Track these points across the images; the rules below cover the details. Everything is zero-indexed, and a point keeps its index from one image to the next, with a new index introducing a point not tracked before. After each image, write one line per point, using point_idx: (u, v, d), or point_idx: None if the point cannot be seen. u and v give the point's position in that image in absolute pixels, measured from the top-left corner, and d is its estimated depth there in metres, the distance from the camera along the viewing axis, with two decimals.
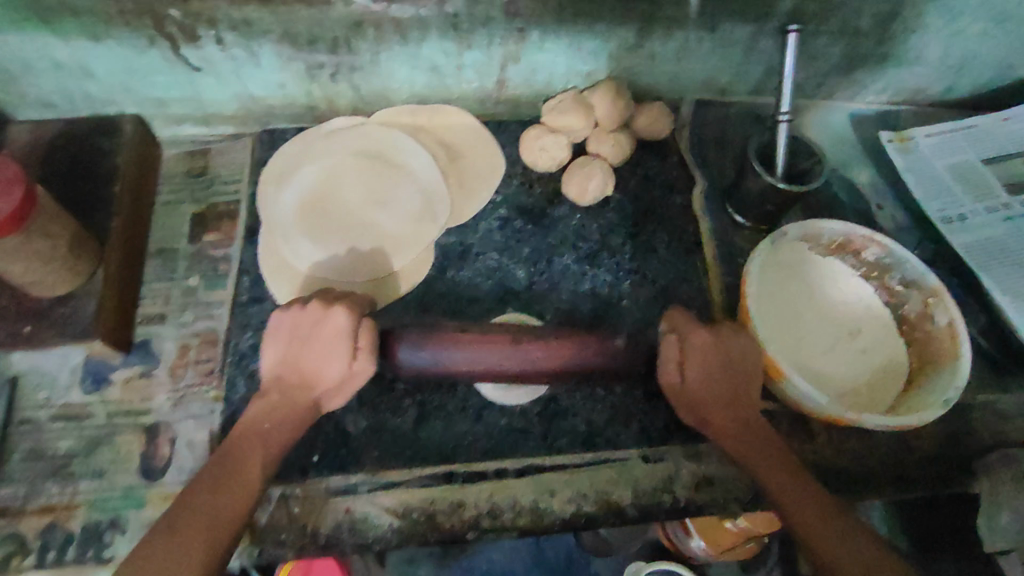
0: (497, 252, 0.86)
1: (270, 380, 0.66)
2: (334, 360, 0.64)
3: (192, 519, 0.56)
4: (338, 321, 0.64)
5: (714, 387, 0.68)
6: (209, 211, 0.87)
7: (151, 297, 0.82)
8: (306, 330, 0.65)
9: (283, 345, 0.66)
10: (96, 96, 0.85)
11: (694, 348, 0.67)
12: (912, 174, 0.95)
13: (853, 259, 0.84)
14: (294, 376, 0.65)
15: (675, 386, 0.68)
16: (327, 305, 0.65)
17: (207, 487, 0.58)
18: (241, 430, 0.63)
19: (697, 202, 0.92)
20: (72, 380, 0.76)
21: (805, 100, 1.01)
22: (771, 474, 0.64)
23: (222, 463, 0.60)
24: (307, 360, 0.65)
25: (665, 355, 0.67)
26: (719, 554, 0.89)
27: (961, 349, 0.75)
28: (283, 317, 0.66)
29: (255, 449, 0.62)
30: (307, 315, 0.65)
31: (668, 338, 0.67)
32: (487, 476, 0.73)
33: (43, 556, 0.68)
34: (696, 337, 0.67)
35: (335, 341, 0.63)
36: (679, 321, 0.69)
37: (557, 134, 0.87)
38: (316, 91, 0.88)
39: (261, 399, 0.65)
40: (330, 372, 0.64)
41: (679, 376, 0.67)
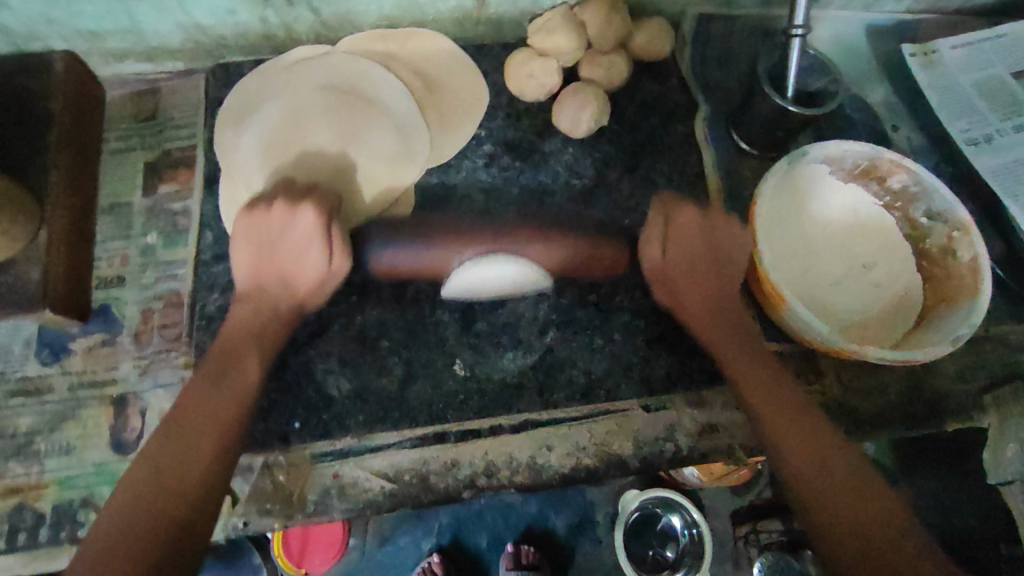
0: (483, 194, 0.79)
1: (248, 287, 0.65)
2: (310, 256, 0.64)
3: (194, 432, 0.56)
4: (305, 222, 0.63)
5: (695, 269, 0.70)
6: (163, 158, 0.79)
7: (107, 258, 0.75)
8: (274, 232, 0.64)
9: (253, 252, 0.65)
10: (17, 31, 0.74)
11: (680, 232, 0.70)
12: (935, 91, 0.87)
13: (878, 187, 0.78)
14: (273, 280, 0.65)
15: (656, 261, 0.71)
16: (291, 207, 0.63)
17: (215, 386, 0.59)
18: (226, 335, 0.63)
19: (699, 128, 0.84)
20: (27, 352, 0.70)
21: (820, 11, 0.91)
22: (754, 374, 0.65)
23: (207, 377, 0.59)
24: (282, 254, 0.64)
25: (649, 234, 0.72)
26: (712, 481, 0.86)
27: (983, 284, 0.71)
28: (247, 219, 0.64)
29: (244, 348, 0.62)
30: (274, 218, 0.63)
31: (655, 212, 0.72)
32: (481, 434, 0.70)
33: (13, 539, 0.65)
34: (684, 219, 0.70)
35: (310, 239, 0.63)
36: (669, 206, 0.72)
37: (545, 58, 0.78)
38: (271, 17, 0.77)
39: (240, 305, 0.64)
40: (310, 265, 0.64)
41: (659, 255, 0.71)
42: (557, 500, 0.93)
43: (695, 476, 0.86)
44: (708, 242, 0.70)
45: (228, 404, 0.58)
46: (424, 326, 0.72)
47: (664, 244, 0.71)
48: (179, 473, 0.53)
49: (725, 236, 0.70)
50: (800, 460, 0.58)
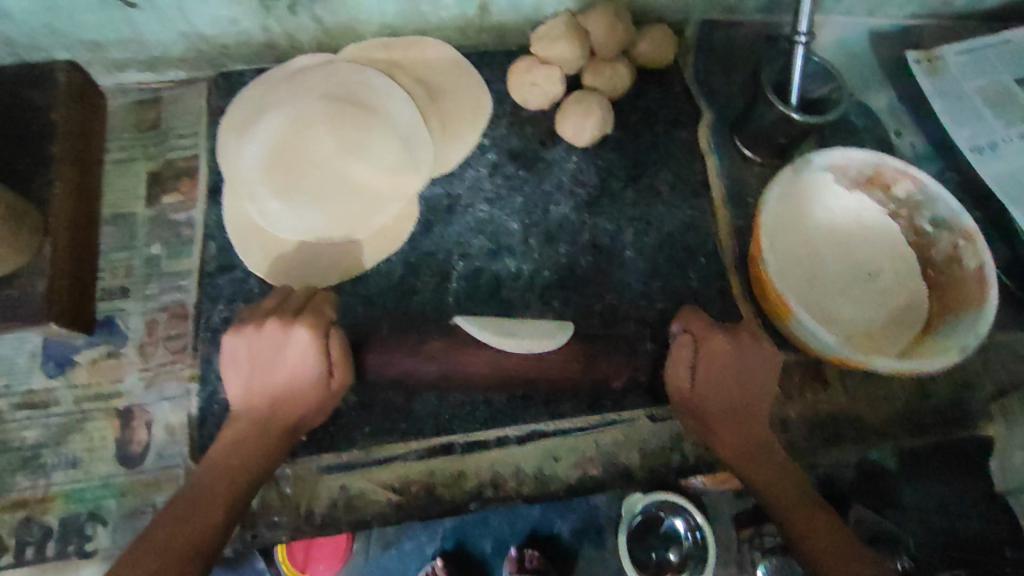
0: (487, 203, 0.79)
1: (241, 407, 0.63)
2: (306, 368, 0.62)
3: (158, 561, 0.53)
4: (300, 344, 0.61)
5: (725, 389, 0.64)
6: (166, 168, 0.79)
7: (111, 269, 0.75)
8: (268, 353, 0.62)
9: (245, 372, 0.63)
10: (18, 42, 0.74)
11: (710, 357, 0.64)
12: (939, 96, 0.87)
13: (883, 195, 0.78)
14: (267, 399, 0.62)
15: (683, 386, 0.65)
16: (286, 327, 0.61)
17: (259, 421, 0.62)
18: (213, 459, 0.60)
19: (703, 135, 0.84)
20: (32, 364, 0.70)
21: (823, 16, 0.90)
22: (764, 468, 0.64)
23: (186, 500, 0.58)
24: (276, 376, 0.62)
25: (679, 356, 0.65)
26: (716, 485, 0.87)
27: (989, 293, 0.70)
28: (237, 340, 0.63)
29: (227, 479, 0.59)
30: (264, 336, 0.61)
31: (682, 330, 0.66)
32: (488, 445, 0.70)
33: (21, 553, 0.65)
34: (714, 341, 0.64)
35: (306, 359, 0.61)
36: (696, 325, 0.66)
37: (549, 67, 0.78)
38: (273, 26, 0.77)
39: (233, 427, 0.62)
40: (305, 378, 0.62)
41: (690, 382, 0.64)
42: (563, 505, 0.93)
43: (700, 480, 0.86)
44: (739, 359, 0.64)
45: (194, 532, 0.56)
46: None
47: (694, 365, 0.65)
48: None
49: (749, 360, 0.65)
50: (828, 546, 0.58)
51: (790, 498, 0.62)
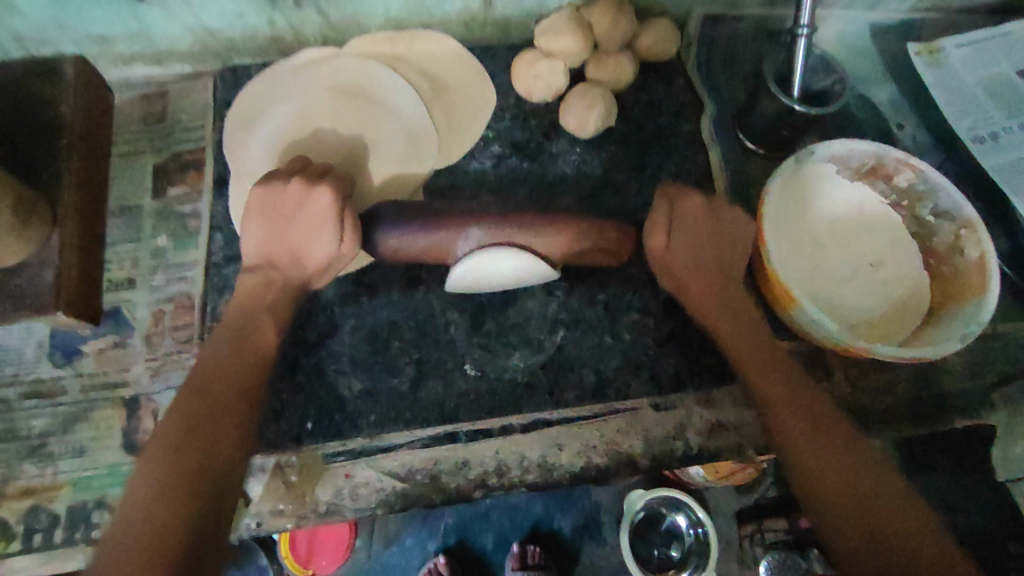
0: (491, 195, 0.79)
1: (257, 262, 0.65)
2: (320, 238, 0.63)
3: (222, 391, 0.55)
4: (320, 201, 0.62)
5: (698, 257, 0.68)
6: (172, 161, 0.79)
7: (117, 260, 0.75)
8: (286, 210, 0.63)
9: (263, 227, 0.64)
10: (27, 34, 0.75)
11: (687, 217, 0.68)
12: (939, 88, 0.88)
13: (885, 186, 0.78)
14: (282, 257, 0.64)
15: (660, 249, 0.68)
16: (307, 185, 0.62)
17: (227, 348, 0.58)
18: (241, 303, 0.62)
19: (705, 128, 0.84)
20: (39, 354, 0.71)
21: (824, 10, 0.91)
22: (751, 355, 0.64)
23: (232, 340, 0.59)
24: (290, 231, 0.63)
25: (657, 224, 0.68)
26: (720, 479, 0.86)
27: (991, 281, 0.71)
28: (261, 193, 0.63)
29: (260, 317, 0.62)
30: (287, 195, 0.63)
31: (660, 205, 0.68)
32: (492, 433, 0.70)
33: (29, 540, 0.65)
34: (689, 206, 0.69)
35: (322, 222, 0.62)
36: (673, 192, 0.69)
37: (552, 59, 0.78)
38: (279, 20, 0.78)
39: (250, 279, 0.64)
40: (319, 249, 0.63)
41: (666, 241, 0.68)
42: (563, 501, 0.94)
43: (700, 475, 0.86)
44: (714, 226, 0.69)
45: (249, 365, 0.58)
46: (434, 326, 0.73)
47: (671, 228, 0.68)
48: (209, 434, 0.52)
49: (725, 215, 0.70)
50: (797, 429, 0.58)
51: (819, 448, 0.56)
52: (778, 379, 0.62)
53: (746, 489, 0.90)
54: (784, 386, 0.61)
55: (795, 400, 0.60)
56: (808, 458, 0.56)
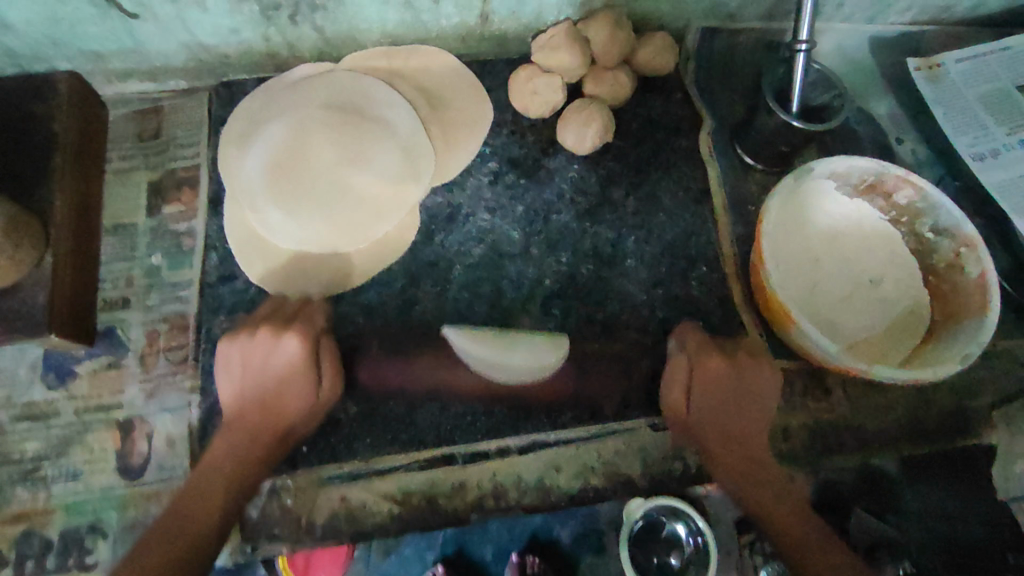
0: (488, 212, 0.79)
1: (231, 417, 0.63)
2: (297, 390, 0.62)
3: (172, 532, 0.58)
4: (287, 353, 0.62)
5: (715, 412, 0.65)
6: (167, 178, 0.79)
7: (111, 280, 0.75)
8: (257, 367, 0.62)
9: (238, 384, 0.63)
10: (20, 52, 0.74)
11: (705, 375, 0.65)
12: (941, 105, 0.87)
13: (884, 203, 0.78)
14: (258, 413, 0.63)
15: (678, 410, 0.67)
16: (275, 336, 0.62)
17: (228, 457, 0.61)
18: (211, 462, 0.61)
19: (704, 143, 0.84)
20: (33, 376, 0.70)
21: (823, 23, 0.90)
22: (768, 500, 0.64)
23: (198, 480, 0.60)
24: (264, 382, 0.62)
25: (671, 380, 0.67)
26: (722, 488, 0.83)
27: (991, 300, 0.70)
28: (229, 350, 0.63)
29: (229, 475, 0.61)
30: (256, 347, 0.62)
31: (679, 357, 0.66)
32: (490, 455, 0.70)
33: (22, 565, 0.65)
34: (710, 368, 0.65)
35: (296, 378, 0.62)
36: (692, 344, 0.67)
37: (549, 75, 0.78)
38: (274, 36, 0.77)
39: (226, 435, 0.62)
40: (298, 398, 0.63)
41: (684, 401, 0.66)
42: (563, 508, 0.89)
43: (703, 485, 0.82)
44: (734, 375, 0.65)
45: (204, 516, 0.59)
46: (431, 347, 0.72)
47: (688, 390, 0.66)
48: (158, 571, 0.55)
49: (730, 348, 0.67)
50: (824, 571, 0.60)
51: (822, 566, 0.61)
52: (793, 519, 0.63)
53: None
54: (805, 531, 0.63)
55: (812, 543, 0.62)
56: None
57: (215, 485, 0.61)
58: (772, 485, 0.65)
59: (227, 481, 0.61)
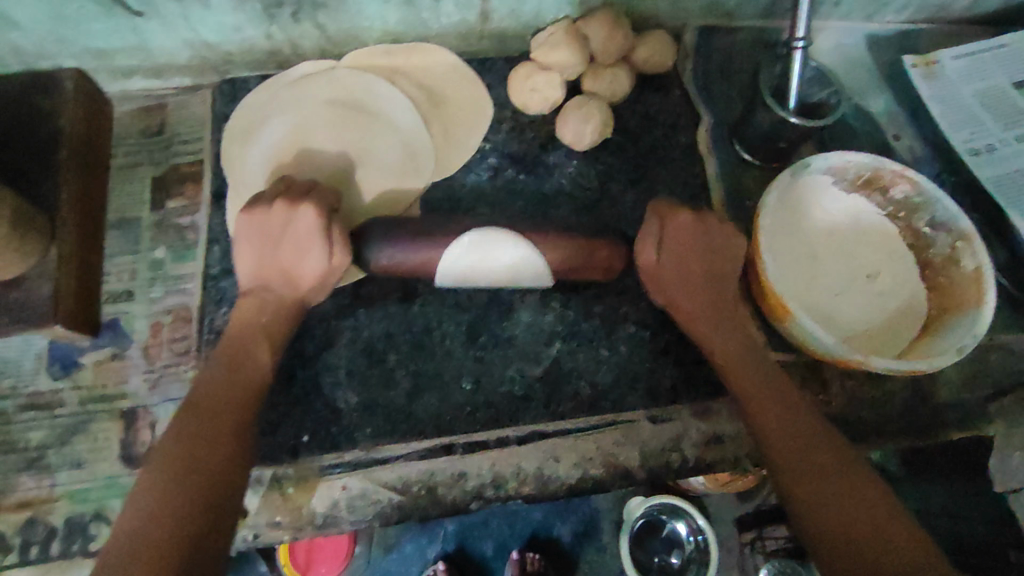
0: (488, 206, 0.80)
1: (252, 285, 0.65)
2: (311, 254, 0.63)
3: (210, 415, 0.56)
4: (306, 217, 0.62)
5: (687, 271, 0.68)
6: (171, 173, 0.80)
7: (116, 273, 0.76)
8: (274, 231, 0.63)
9: (256, 249, 0.64)
10: (27, 48, 0.75)
11: (676, 236, 0.67)
12: (937, 101, 0.87)
13: (881, 198, 0.79)
14: (275, 278, 0.65)
15: (651, 264, 0.68)
16: (292, 201, 0.63)
17: (255, 328, 0.63)
18: (235, 329, 0.63)
19: (702, 139, 0.85)
20: (38, 366, 0.71)
21: (820, 22, 0.91)
22: (745, 372, 0.64)
23: (228, 355, 0.61)
24: (284, 240, 0.63)
25: (646, 237, 0.68)
26: (719, 487, 0.85)
27: (987, 294, 0.71)
28: (247, 219, 0.64)
29: (257, 340, 0.63)
30: (275, 214, 0.63)
31: (649, 220, 0.68)
32: (488, 446, 0.70)
33: (26, 552, 0.66)
34: (682, 221, 0.67)
35: (309, 238, 0.63)
36: (664, 209, 0.68)
37: (549, 72, 0.78)
38: (277, 34, 0.78)
39: (247, 298, 0.65)
40: (310, 264, 0.64)
41: (657, 255, 0.67)
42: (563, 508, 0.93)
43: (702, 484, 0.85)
44: (707, 244, 0.67)
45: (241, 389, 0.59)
46: (432, 339, 0.73)
47: (661, 244, 0.68)
48: (187, 469, 0.51)
49: (717, 236, 0.68)
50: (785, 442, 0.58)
51: (795, 448, 0.57)
52: (775, 405, 0.60)
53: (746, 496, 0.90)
54: (779, 406, 0.60)
55: (785, 418, 0.59)
56: (800, 470, 0.55)
57: (231, 373, 0.60)
58: (791, 413, 0.60)
59: (263, 343, 0.63)
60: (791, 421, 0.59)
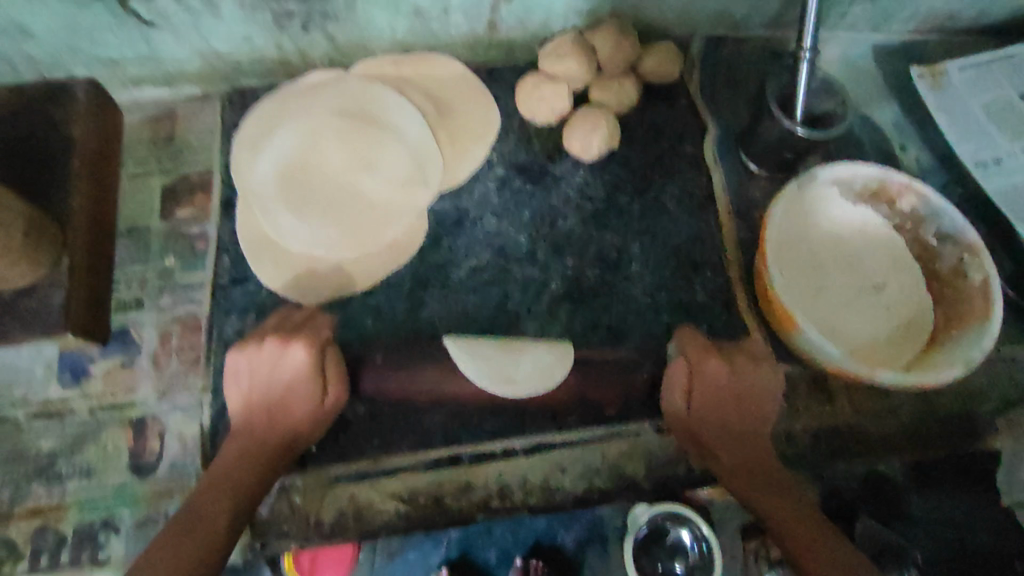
0: (495, 216, 0.80)
1: (241, 424, 0.65)
2: (303, 399, 0.65)
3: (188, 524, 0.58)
4: (296, 360, 0.64)
5: (710, 407, 0.67)
6: (181, 182, 0.80)
7: (126, 281, 0.76)
8: (265, 371, 0.65)
9: (248, 385, 0.66)
10: (39, 59, 0.76)
11: (702, 378, 0.67)
12: (945, 111, 0.87)
13: (888, 210, 0.79)
14: (262, 417, 0.65)
15: (680, 413, 0.68)
16: (283, 343, 0.64)
17: (236, 476, 0.62)
18: (212, 478, 0.62)
19: (708, 150, 0.85)
20: (48, 374, 0.72)
21: (827, 32, 0.91)
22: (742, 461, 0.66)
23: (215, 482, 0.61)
24: (275, 386, 0.65)
25: (673, 379, 0.68)
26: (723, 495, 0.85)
27: (994, 307, 0.71)
28: (238, 356, 0.65)
29: (238, 484, 0.61)
30: (265, 354, 0.64)
31: (677, 354, 0.69)
32: (495, 456, 0.71)
33: (36, 560, 0.66)
34: (708, 365, 0.67)
35: (301, 381, 0.64)
36: (691, 349, 0.68)
37: (556, 83, 0.79)
38: (287, 44, 0.79)
39: (231, 444, 0.64)
40: (303, 405, 0.65)
41: (684, 406, 0.67)
42: None
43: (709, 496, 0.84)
44: (733, 381, 0.67)
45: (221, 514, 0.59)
46: None
47: (688, 390, 0.67)
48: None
49: (746, 376, 0.67)
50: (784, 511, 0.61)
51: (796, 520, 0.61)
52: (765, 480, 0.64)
53: None
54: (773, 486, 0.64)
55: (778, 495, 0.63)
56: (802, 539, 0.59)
57: (226, 474, 0.62)
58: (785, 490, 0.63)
59: (245, 486, 0.61)
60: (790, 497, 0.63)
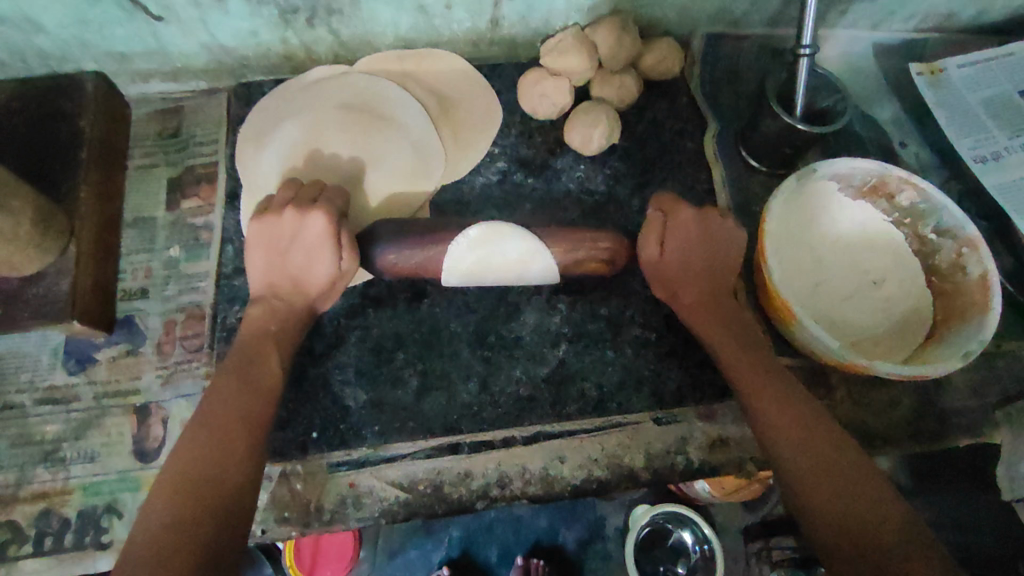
0: (497, 208, 0.81)
1: (261, 291, 0.66)
2: (319, 260, 0.64)
3: (230, 403, 0.58)
4: (315, 224, 0.64)
5: (692, 266, 0.69)
6: (186, 174, 0.81)
7: (131, 271, 0.77)
8: (286, 236, 0.65)
9: (265, 256, 0.66)
10: (49, 52, 0.78)
11: (677, 229, 0.68)
12: (942, 108, 0.88)
13: (887, 204, 0.79)
14: (286, 281, 0.66)
15: (654, 261, 0.70)
16: (302, 211, 0.64)
17: (263, 334, 0.64)
18: (248, 331, 0.64)
19: (709, 145, 0.85)
20: (54, 361, 0.73)
21: (827, 30, 0.92)
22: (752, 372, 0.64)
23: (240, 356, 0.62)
24: (297, 255, 0.65)
25: (648, 230, 0.69)
26: (725, 496, 0.84)
27: (993, 300, 0.71)
28: (258, 227, 0.65)
29: (267, 346, 0.63)
30: (284, 221, 0.64)
31: (655, 213, 0.69)
32: (494, 445, 0.71)
33: (40, 543, 0.67)
34: (683, 215, 0.68)
35: (321, 244, 0.64)
36: (667, 203, 0.69)
37: (557, 78, 0.80)
38: (292, 39, 0.80)
39: (258, 305, 0.66)
40: (321, 270, 0.65)
41: (659, 252, 0.69)
42: (567, 514, 0.92)
43: (707, 490, 0.84)
44: (708, 248, 0.69)
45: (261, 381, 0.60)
46: (439, 338, 0.74)
47: (663, 237, 0.69)
48: (205, 451, 0.54)
49: (715, 224, 0.69)
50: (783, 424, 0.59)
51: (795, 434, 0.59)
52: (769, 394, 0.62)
53: (752, 506, 0.90)
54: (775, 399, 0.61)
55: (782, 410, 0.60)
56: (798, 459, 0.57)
57: (235, 411, 0.58)
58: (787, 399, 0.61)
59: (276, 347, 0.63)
60: (794, 408, 0.60)
